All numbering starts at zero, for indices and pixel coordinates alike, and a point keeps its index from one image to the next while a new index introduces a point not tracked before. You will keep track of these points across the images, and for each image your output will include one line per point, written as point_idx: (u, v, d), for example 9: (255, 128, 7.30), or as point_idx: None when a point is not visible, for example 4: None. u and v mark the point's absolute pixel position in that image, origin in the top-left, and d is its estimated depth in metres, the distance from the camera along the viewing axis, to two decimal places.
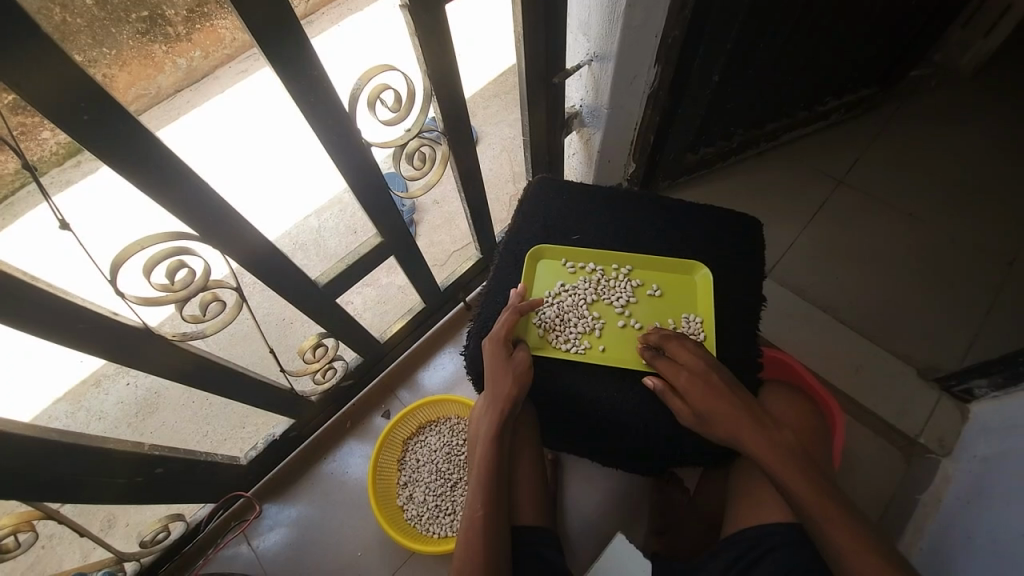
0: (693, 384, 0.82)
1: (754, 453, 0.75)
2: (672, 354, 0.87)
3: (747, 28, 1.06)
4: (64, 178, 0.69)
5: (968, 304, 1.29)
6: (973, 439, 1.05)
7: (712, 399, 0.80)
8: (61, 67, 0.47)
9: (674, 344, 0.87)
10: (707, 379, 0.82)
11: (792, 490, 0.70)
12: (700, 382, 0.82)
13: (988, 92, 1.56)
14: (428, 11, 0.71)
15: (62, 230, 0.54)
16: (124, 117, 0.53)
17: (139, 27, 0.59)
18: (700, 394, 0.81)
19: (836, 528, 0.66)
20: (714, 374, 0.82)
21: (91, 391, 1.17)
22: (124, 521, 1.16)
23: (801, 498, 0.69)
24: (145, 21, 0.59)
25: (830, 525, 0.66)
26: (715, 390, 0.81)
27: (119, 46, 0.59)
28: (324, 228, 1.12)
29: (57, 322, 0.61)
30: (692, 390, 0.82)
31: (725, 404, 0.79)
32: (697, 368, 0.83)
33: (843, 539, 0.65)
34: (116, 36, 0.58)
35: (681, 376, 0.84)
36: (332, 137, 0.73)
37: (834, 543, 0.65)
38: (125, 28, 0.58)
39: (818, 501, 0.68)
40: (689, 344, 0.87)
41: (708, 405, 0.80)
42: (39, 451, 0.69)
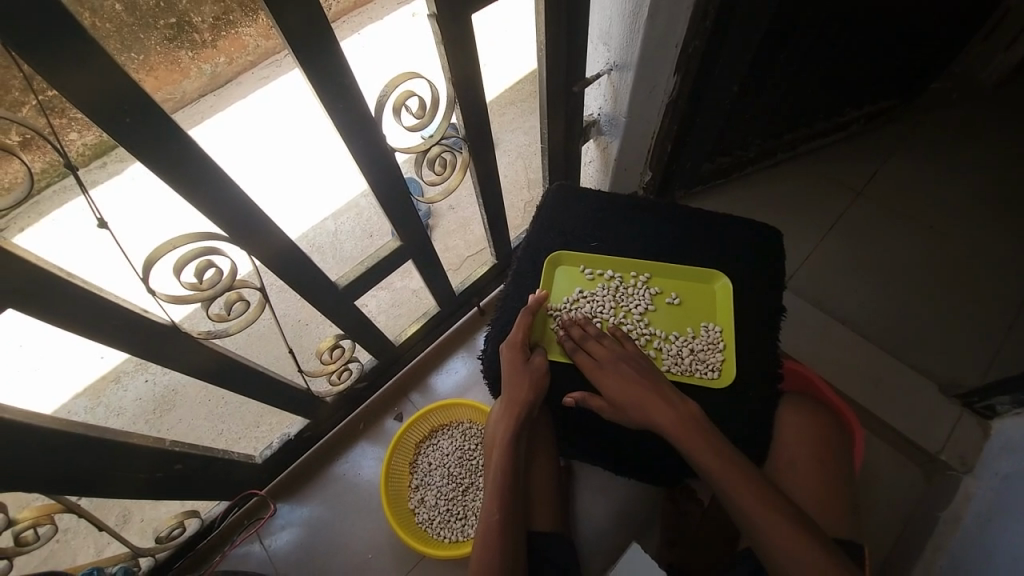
0: (605, 377, 0.85)
1: (673, 440, 0.78)
2: (587, 349, 0.89)
3: (766, 39, 1.07)
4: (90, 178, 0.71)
5: (990, 319, 1.27)
6: (995, 456, 1.02)
7: (629, 390, 0.82)
8: (102, 66, 0.48)
9: (588, 341, 0.90)
10: (617, 372, 0.85)
11: (716, 475, 0.73)
12: (615, 374, 0.85)
13: (1012, 104, 1.54)
14: (454, 20, 0.72)
15: (100, 227, 0.56)
16: (157, 115, 0.54)
17: (167, 34, 0.62)
18: (614, 385, 0.83)
19: (753, 507, 0.70)
20: (626, 365, 0.85)
21: (111, 387, 1.19)
22: (139, 517, 1.17)
23: (725, 483, 0.72)
24: (173, 28, 0.63)
25: (750, 505, 0.70)
26: (628, 383, 0.83)
27: (147, 52, 0.61)
28: (341, 230, 1.15)
29: (91, 317, 0.63)
30: (606, 382, 0.84)
31: (637, 396, 0.82)
32: (608, 362, 0.86)
33: (763, 520, 0.69)
34: (144, 42, 0.60)
35: (595, 369, 0.86)
36: (357, 141, 0.75)
37: (756, 523, 0.69)
38: (154, 34, 0.61)
39: (736, 484, 0.72)
40: (600, 339, 0.90)
41: (623, 397, 0.82)
42: (65, 443, 0.71)
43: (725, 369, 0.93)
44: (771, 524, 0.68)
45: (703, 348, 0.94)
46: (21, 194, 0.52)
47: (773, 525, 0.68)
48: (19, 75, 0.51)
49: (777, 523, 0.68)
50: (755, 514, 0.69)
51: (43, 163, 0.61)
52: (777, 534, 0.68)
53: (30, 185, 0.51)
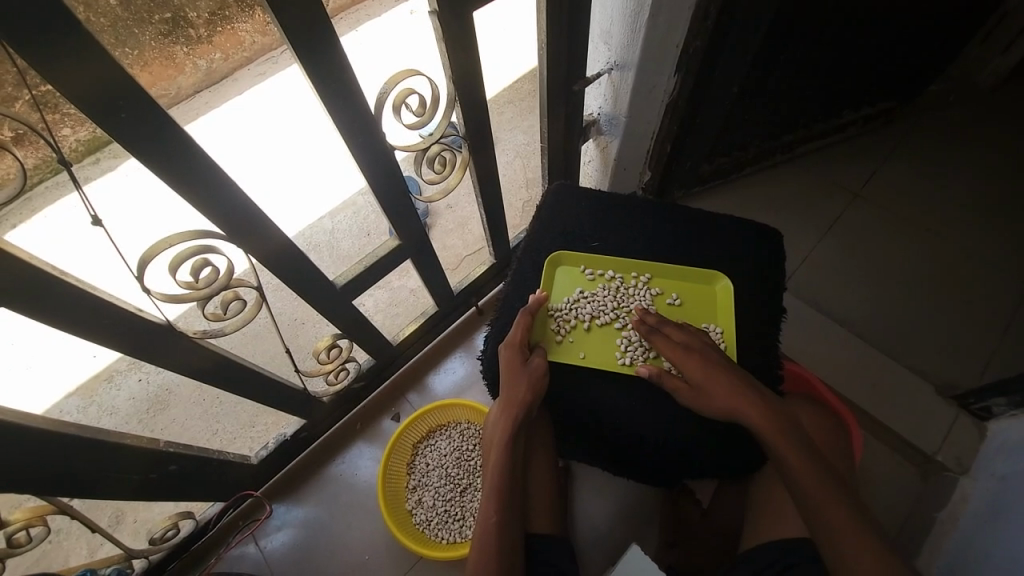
0: (688, 359, 0.84)
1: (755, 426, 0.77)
2: (665, 333, 0.89)
3: (767, 39, 1.07)
4: (83, 174, 0.70)
5: (986, 321, 1.28)
6: (991, 458, 1.03)
7: (713, 375, 0.82)
8: (97, 59, 0.47)
9: (670, 327, 0.89)
10: (703, 357, 0.84)
11: (792, 462, 0.73)
12: (697, 359, 0.84)
13: (1007, 107, 1.55)
14: (455, 16, 0.72)
15: (94, 224, 0.55)
16: (153, 110, 0.53)
17: (161, 29, 0.61)
18: (697, 369, 0.83)
19: (825, 498, 0.69)
20: (710, 351, 0.85)
21: (104, 385, 1.18)
22: (132, 518, 1.16)
23: (799, 472, 0.72)
24: (167, 23, 0.61)
25: (822, 496, 0.69)
26: (712, 367, 0.82)
27: (141, 47, 0.60)
28: (337, 229, 1.12)
29: (83, 316, 0.62)
30: (688, 366, 0.84)
31: (721, 380, 0.81)
32: (695, 347, 0.85)
33: (834, 513, 0.68)
34: (139, 37, 0.59)
35: (677, 353, 0.86)
36: (355, 139, 0.74)
37: (827, 515, 0.68)
38: (148, 29, 0.59)
39: (812, 475, 0.71)
40: (681, 326, 0.89)
41: (705, 380, 0.82)
42: (57, 444, 0.70)
43: None
44: (842, 519, 0.67)
45: None
46: (14, 190, 0.50)
47: (845, 522, 0.67)
48: (10, 69, 0.49)
49: (849, 522, 0.67)
50: (828, 507, 0.68)
51: (36, 158, 0.62)
52: (847, 530, 0.67)
53: (23, 180, 0.49)
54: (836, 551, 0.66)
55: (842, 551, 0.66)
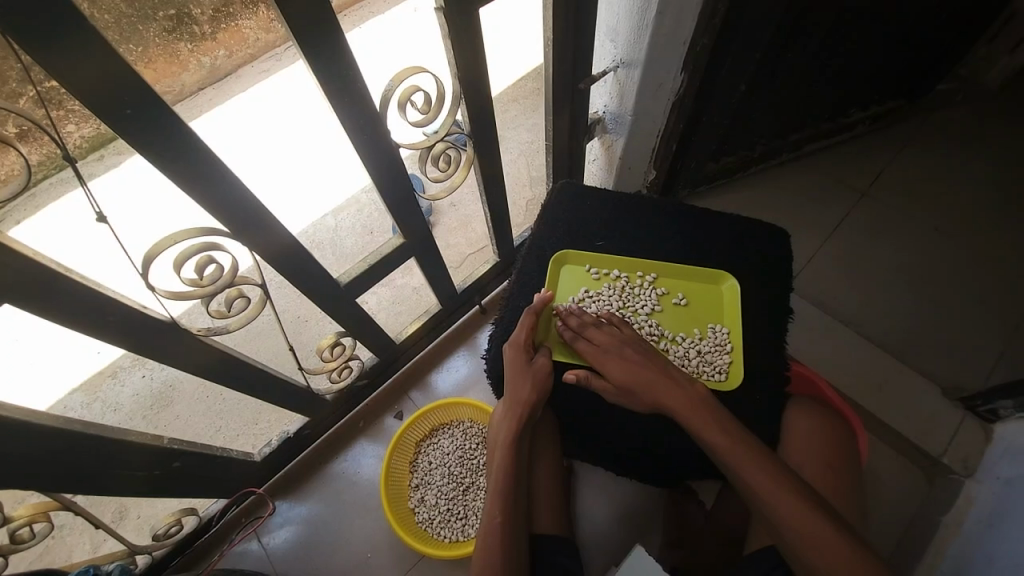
0: (610, 361, 0.85)
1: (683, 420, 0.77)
2: (587, 335, 0.89)
3: (775, 37, 1.06)
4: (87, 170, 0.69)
5: (994, 322, 1.27)
6: (997, 461, 1.02)
7: (634, 373, 0.82)
8: (99, 52, 0.46)
9: (590, 328, 0.89)
10: (623, 357, 0.85)
11: (727, 456, 0.72)
12: (619, 358, 0.85)
13: (1016, 106, 1.54)
14: (461, 13, 0.71)
15: (100, 222, 0.55)
16: (156, 104, 0.52)
17: (166, 25, 0.60)
18: (620, 370, 0.83)
19: (766, 487, 0.68)
20: (628, 349, 0.86)
21: (108, 382, 1.17)
22: (135, 514, 1.16)
23: (735, 464, 0.71)
24: (172, 20, 0.61)
25: (764, 486, 0.68)
26: (634, 367, 0.83)
27: (146, 43, 0.59)
28: (341, 227, 1.14)
29: (88, 313, 0.62)
30: (610, 367, 0.84)
31: (644, 379, 0.82)
32: (614, 346, 0.86)
33: (779, 501, 0.66)
34: (143, 34, 0.58)
35: (598, 356, 0.86)
36: (361, 135, 0.73)
37: (773, 507, 0.67)
38: (153, 25, 0.59)
39: (749, 463, 0.70)
40: (599, 325, 0.90)
41: (630, 381, 0.82)
42: (62, 441, 0.70)
43: (733, 370, 0.92)
44: (786, 505, 0.66)
45: (710, 349, 0.94)
46: (19, 185, 0.50)
47: (790, 506, 0.66)
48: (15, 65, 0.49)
49: (791, 505, 0.66)
50: (771, 496, 0.67)
51: (40, 154, 0.60)
52: (795, 518, 0.65)
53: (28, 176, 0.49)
54: (790, 546, 0.65)
55: (794, 545, 0.65)
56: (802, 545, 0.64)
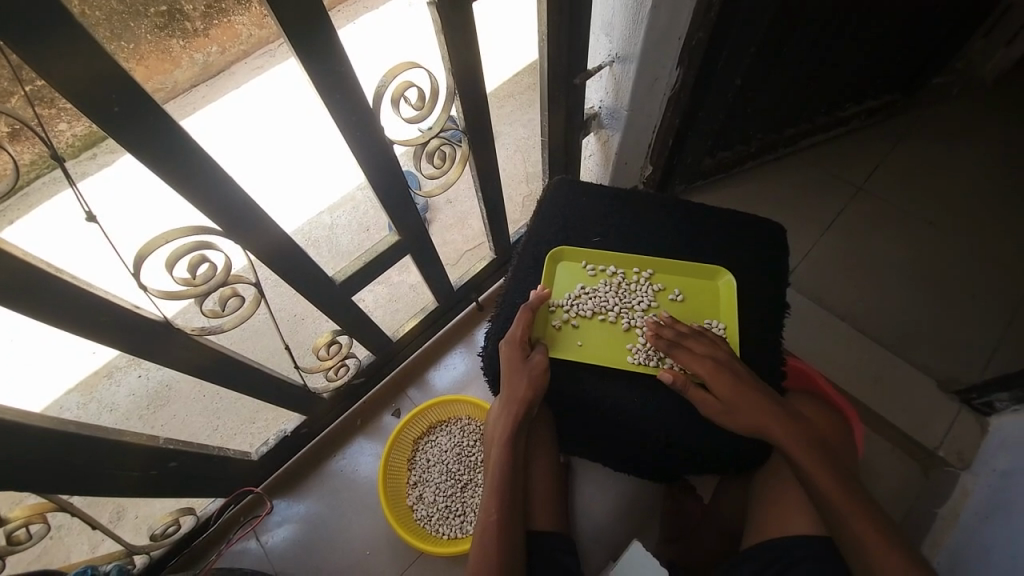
0: (715, 373, 0.83)
1: (783, 446, 0.77)
2: (687, 345, 0.87)
3: (772, 31, 1.05)
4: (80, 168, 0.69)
5: (989, 315, 1.28)
6: (993, 453, 1.03)
7: (738, 392, 0.81)
8: (86, 49, 0.46)
9: (693, 339, 0.87)
10: (728, 373, 0.83)
11: (826, 491, 0.72)
12: (724, 373, 0.83)
13: (1011, 100, 1.54)
14: (454, 8, 0.70)
15: (89, 221, 0.55)
16: (146, 103, 0.52)
17: (157, 22, 0.60)
18: (724, 386, 0.82)
19: (864, 531, 0.68)
20: (734, 365, 0.84)
21: (104, 382, 1.16)
22: (133, 514, 1.16)
23: (834, 501, 0.71)
24: (163, 16, 0.60)
25: (860, 527, 0.68)
26: (740, 384, 0.82)
27: (138, 40, 0.59)
28: (337, 225, 1.14)
29: (79, 314, 0.61)
30: (714, 381, 0.83)
31: (749, 399, 0.81)
32: (718, 361, 0.85)
33: (874, 544, 0.67)
34: (134, 31, 0.58)
35: (703, 368, 0.84)
36: (354, 132, 0.73)
37: (868, 547, 0.67)
38: (144, 22, 0.59)
39: (847, 503, 0.70)
40: (702, 337, 0.88)
41: (734, 399, 0.81)
42: (57, 442, 0.69)
43: None
44: (882, 550, 0.67)
45: None
46: (7, 185, 0.49)
47: (886, 552, 0.67)
48: (5, 65, 0.48)
49: (886, 552, 0.67)
50: (868, 539, 0.68)
51: (30, 154, 0.59)
52: (890, 563, 0.66)
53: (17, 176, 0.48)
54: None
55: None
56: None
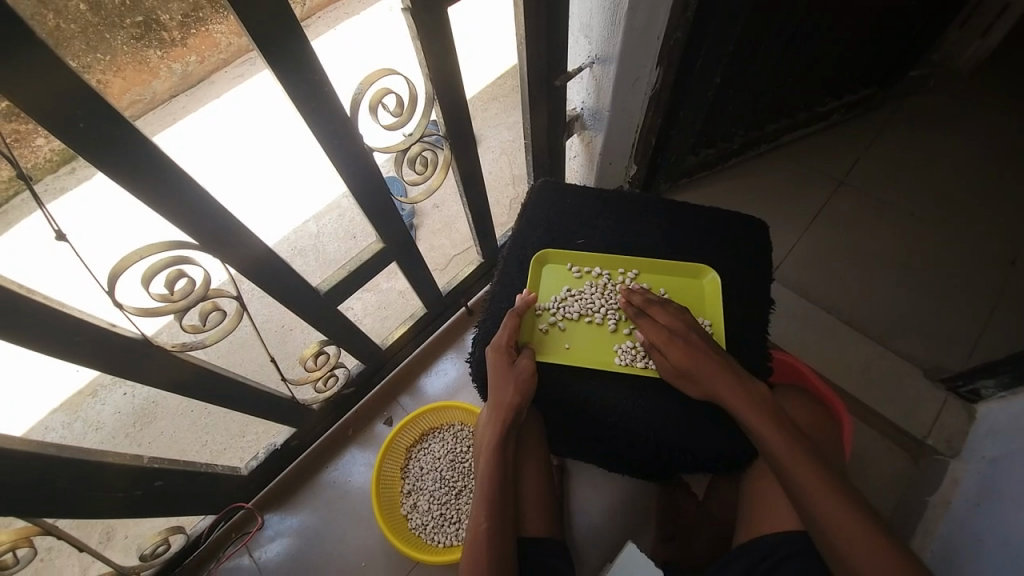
0: (670, 341, 0.84)
1: (738, 414, 0.78)
2: (650, 315, 0.89)
3: (749, 28, 1.06)
4: (59, 186, 0.70)
5: (973, 303, 1.29)
6: (981, 440, 1.04)
7: (692, 355, 0.82)
8: (54, 68, 0.45)
9: (655, 308, 0.89)
10: (685, 337, 0.84)
11: (776, 451, 0.72)
12: (681, 340, 0.84)
13: (987, 90, 1.56)
14: (430, 13, 0.70)
15: (59, 240, 0.52)
16: (117, 121, 0.51)
17: (133, 33, 0.58)
18: (679, 351, 0.83)
19: (811, 487, 0.68)
20: (689, 333, 0.85)
21: (87, 401, 1.17)
22: (123, 534, 1.14)
23: (781, 459, 0.72)
24: (140, 26, 0.59)
25: (808, 484, 0.68)
26: (694, 348, 0.83)
27: (114, 52, 0.58)
28: (323, 233, 1.09)
29: (52, 335, 0.60)
30: (669, 346, 0.84)
31: (702, 361, 0.81)
32: (676, 329, 0.85)
33: (820, 498, 0.67)
34: (111, 43, 0.57)
35: (661, 335, 0.85)
36: (334, 142, 0.72)
37: (814, 501, 0.68)
38: (120, 34, 0.57)
39: (796, 460, 0.71)
40: (666, 306, 0.89)
41: (688, 362, 0.82)
42: (38, 466, 0.68)
43: None
44: (830, 506, 0.67)
45: None
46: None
47: (834, 506, 0.66)
48: None
49: (836, 507, 0.66)
50: (815, 494, 0.68)
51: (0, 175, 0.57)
52: (836, 518, 0.66)
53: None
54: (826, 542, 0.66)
55: (830, 540, 0.65)
56: (838, 542, 0.65)
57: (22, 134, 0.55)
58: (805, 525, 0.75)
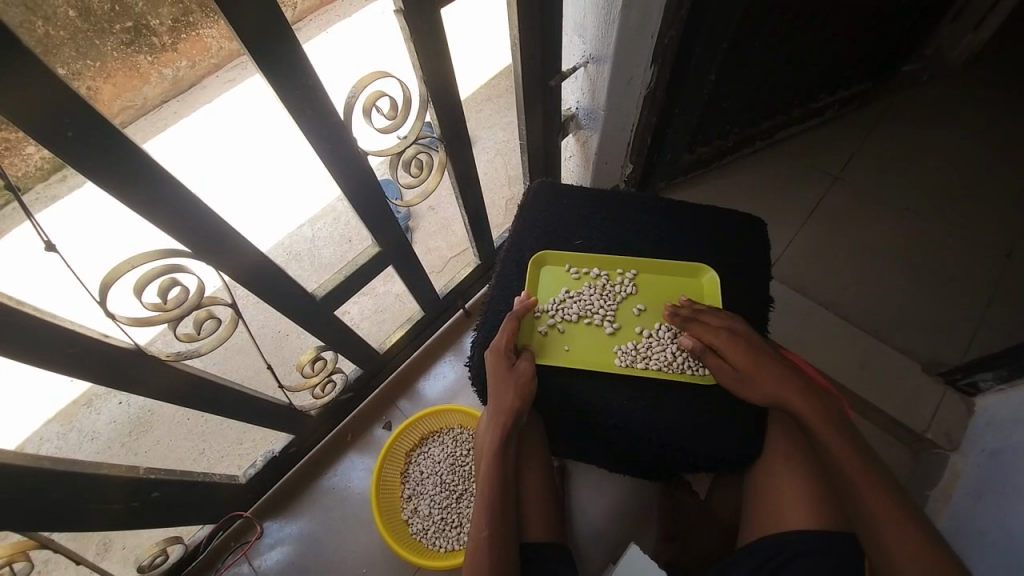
0: (732, 346, 0.83)
1: (804, 419, 0.77)
2: (706, 320, 0.88)
3: (743, 25, 1.06)
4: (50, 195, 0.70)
5: (969, 297, 1.30)
6: (980, 433, 1.04)
7: (756, 361, 0.81)
8: (39, 77, 0.44)
9: (709, 313, 0.88)
10: (750, 343, 0.83)
11: (856, 486, 0.70)
12: (740, 346, 0.83)
13: (979, 84, 1.57)
14: (423, 15, 0.69)
15: (48, 251, 0.51)
16: (104, 129, 0.50)
17: (123, 39, 0.59)
18: (743, 356, 0.82)
19: (893, 530, 0.67)
20: (750, 339, 0.84)
21: (83, 410, 1.16)
22: (120, 544, 1.13)
23: (856, 484, 0.70)
24: (130, 32, 0.59)
25: (887, 524, 0.67)
26: (759, 354, 0.82)
27: (103, 58, 0.59)
28: (318, 237, 1.11)
29: (43, 348, 0.59)
30: (730, 350, 0.83)
31: (768, 368, 0.80)
32: (736, 334, 0.84)
33: (902, 545, 0.66)
34: (100, 48, 0.57)
35: (722, 339, 0.84)
36: (327, 146, 0.71)
37: (896, 545, 0.66)
38: (110, 39, 0.58)
39: (877, 499, 0.69)
40: (722, 313, 0.88)
41: (752, 368, 0.81)
42: (32, 480, 0.66)
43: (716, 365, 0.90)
44: (913, 553, 0.65)
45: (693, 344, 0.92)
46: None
47: (916, 553, 0.65)
48: None
49: (912, 543, 0.66)
50: (897, 537, 0.66)
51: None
52: (920, 565, 0.64)
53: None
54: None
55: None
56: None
57: (13, 143, 0.54)
58: (807, 523, 0.74)
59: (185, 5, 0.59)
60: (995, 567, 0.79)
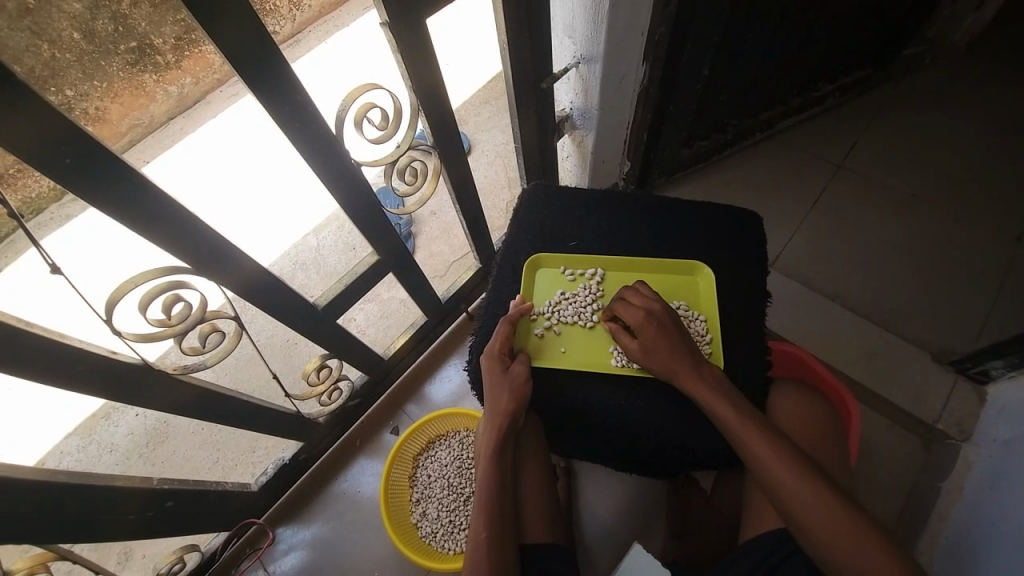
0: (644, 325, 0.85)
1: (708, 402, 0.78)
2: (626, 299, 0.90)
3: (733, 19, 1.05)
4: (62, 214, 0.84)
5: (980, 283, 1.27)
6: (994, 422, 1.02)
7: (661, 342, 0.83)
8: (36, 108, 0.45)
9: (629, 293, 0.90)
10: (659, 320, 0.85)
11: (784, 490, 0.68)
12: (649, 325, 0.85)
13: (985, 65, 1.54)
14: (408, 25, 0.70)
15: (53, 273, 0.49)
16: (105, 155, 0.52)
17: (127, 59, 0.64)
18: (649, 333, 0.84)
19: (794, 490, 0.68)
20: (661, 317, 0.85)
21: (101, 424, 1.21)
22: (140, 554, 1.16)
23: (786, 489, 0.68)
24: (133, 52, 0.64)
25: (813, 518, 0.66)
26: (663, 331, 0.84)
27: (109, 77, 0.64)
28: (323, 246, 1.10)
29: (55, 367, 0.61)
30: (642, 328, 0.85)
31: (668, 345, 0.83)
32: (650, 313, 0.86)
33: (801, 499, 0.67)
34: (105, 69, 0.62)
35: (635, 317, 0.86)
36: (320, 159, 0.73)
37: (822, 534, 0.65)
38: (114, 60, 0.63)
39: (796, 489, 0.68)
40: (642, 292, 0.90)
41: (657, 347, 0.83)
42: (47, 493, 0.69)
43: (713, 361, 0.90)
44: (826, 522, 0.65)
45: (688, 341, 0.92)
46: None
47: (820, 510, 0.66)
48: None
49: (863, 551, 0.63)
50: (814, 514, 0.66)
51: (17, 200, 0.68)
52: (823, 522, 0.65)
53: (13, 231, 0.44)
54: (817, 545, 0.66)
55: (823, 545, 0.65)
56: (830, 546, 0.65)
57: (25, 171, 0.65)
58: None
59: (186, 24, 0.65)
60: (1006, 557, 0.78)
